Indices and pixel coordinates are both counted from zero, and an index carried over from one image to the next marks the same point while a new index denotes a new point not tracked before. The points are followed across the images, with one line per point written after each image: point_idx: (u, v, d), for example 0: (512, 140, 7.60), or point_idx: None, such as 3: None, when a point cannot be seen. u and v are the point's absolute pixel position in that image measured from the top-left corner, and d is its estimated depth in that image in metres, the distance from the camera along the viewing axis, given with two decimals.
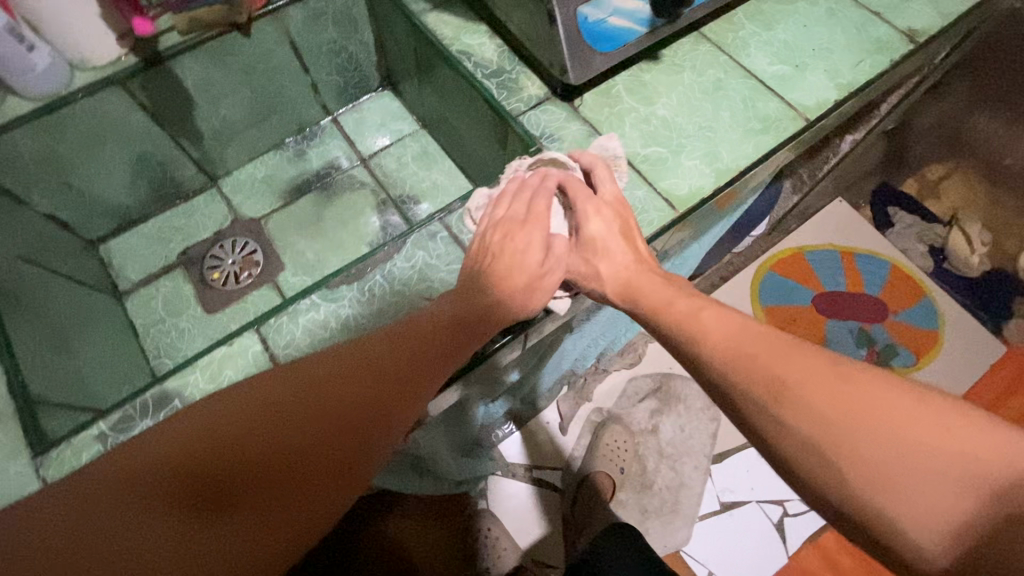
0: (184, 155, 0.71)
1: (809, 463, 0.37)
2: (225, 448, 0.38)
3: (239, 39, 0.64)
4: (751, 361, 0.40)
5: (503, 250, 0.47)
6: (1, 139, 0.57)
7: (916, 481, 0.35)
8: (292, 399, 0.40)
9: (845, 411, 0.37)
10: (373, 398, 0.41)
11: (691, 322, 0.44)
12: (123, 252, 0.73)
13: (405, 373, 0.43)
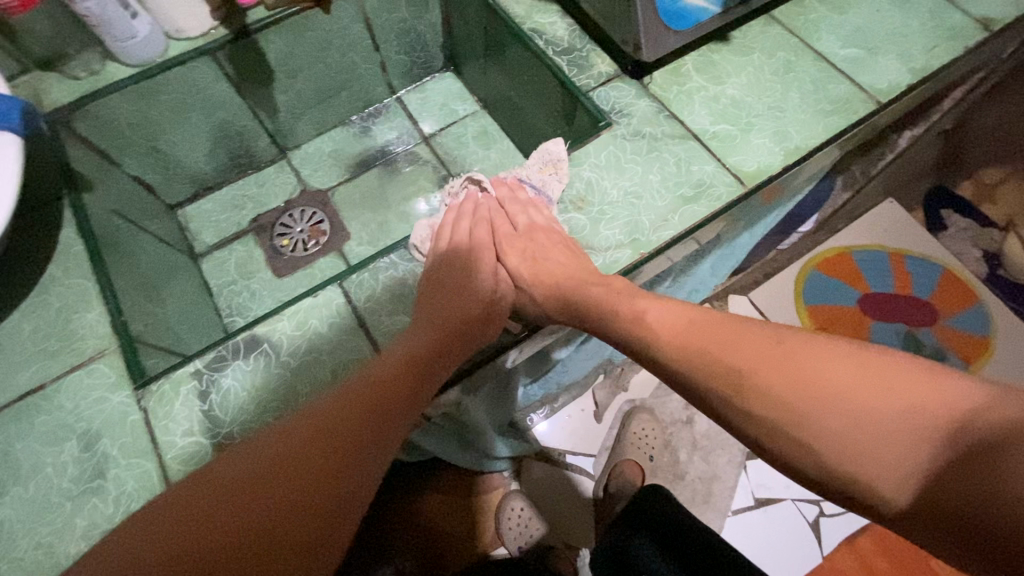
0: (260, 126, 0.75)
1: (778, 441, 0.38)
2: (241, 497, 0.39)
3: (321, 15, 0.67)
4: (701, 355, 0.42)
5: (434, 286, 0.50)
6: (102, 102, 0.61)
7: (875, 437, 0.35)
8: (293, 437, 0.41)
9: (796, 388, 0.38)
10: (372, 424, 0.43)
11: (639, 322, 0.46)
12: (198, 217, 0.77)
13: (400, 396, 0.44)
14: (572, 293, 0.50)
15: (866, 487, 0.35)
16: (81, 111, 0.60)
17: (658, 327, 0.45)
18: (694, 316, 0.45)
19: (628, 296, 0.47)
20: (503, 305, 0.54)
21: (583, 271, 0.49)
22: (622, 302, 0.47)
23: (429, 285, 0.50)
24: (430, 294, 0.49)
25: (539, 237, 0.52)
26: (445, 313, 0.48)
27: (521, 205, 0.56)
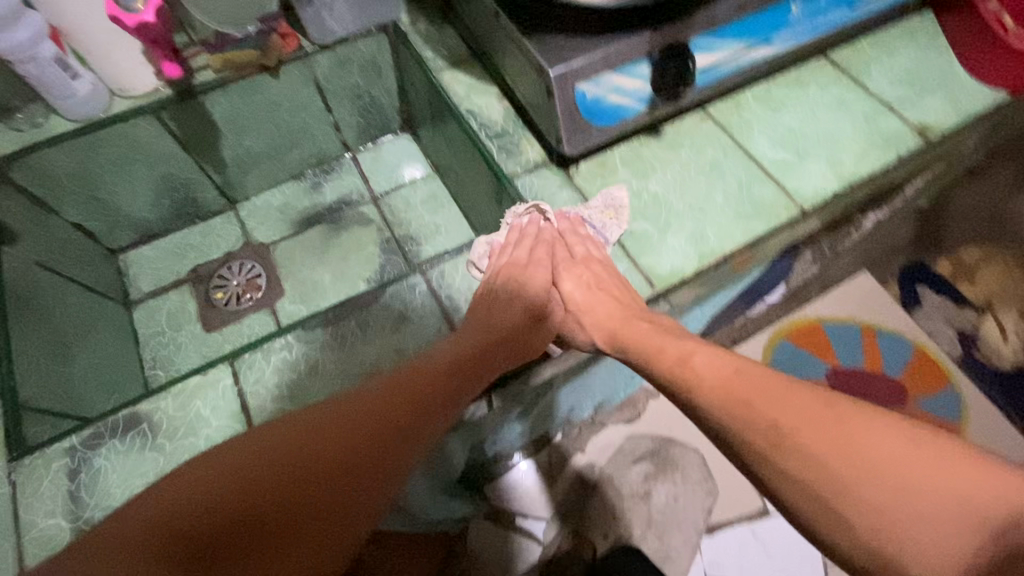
0: (207, 179, 0.75)
1: (813, 508, 0.33)
2: (228, 524, 0.36)
3: (266, 79, 0.68)
4: (747, 409, 0.37)
5: (489, 311, 0.52)
6: (38, 155, 0.62)
7: (917, 522, 0.31)
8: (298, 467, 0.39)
9: (840, 454, 0.33)
10: (380, 461, 0.41)
11: (681, 368, 0.43)
12: (139, 263, 0.77)
13: (408, 431, 0.43)
14: (618, 328, 0.49)
15: (902, 572, 0.31)
16: (14, 163, 0.61)
17: (694, 376, 0.41)
18: (742, 367, 0.40)
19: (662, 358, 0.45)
20: (550, 324, 0.55)
21: (629, 314, 0.50)
22: (660, 348, 0.46)
23: (480, 317, 0.52)
24: (481, 318, 0.52)
25: (599, 271, 0.53)
26: (489, 351, 0.49)
27: (581, 237, 0.55)
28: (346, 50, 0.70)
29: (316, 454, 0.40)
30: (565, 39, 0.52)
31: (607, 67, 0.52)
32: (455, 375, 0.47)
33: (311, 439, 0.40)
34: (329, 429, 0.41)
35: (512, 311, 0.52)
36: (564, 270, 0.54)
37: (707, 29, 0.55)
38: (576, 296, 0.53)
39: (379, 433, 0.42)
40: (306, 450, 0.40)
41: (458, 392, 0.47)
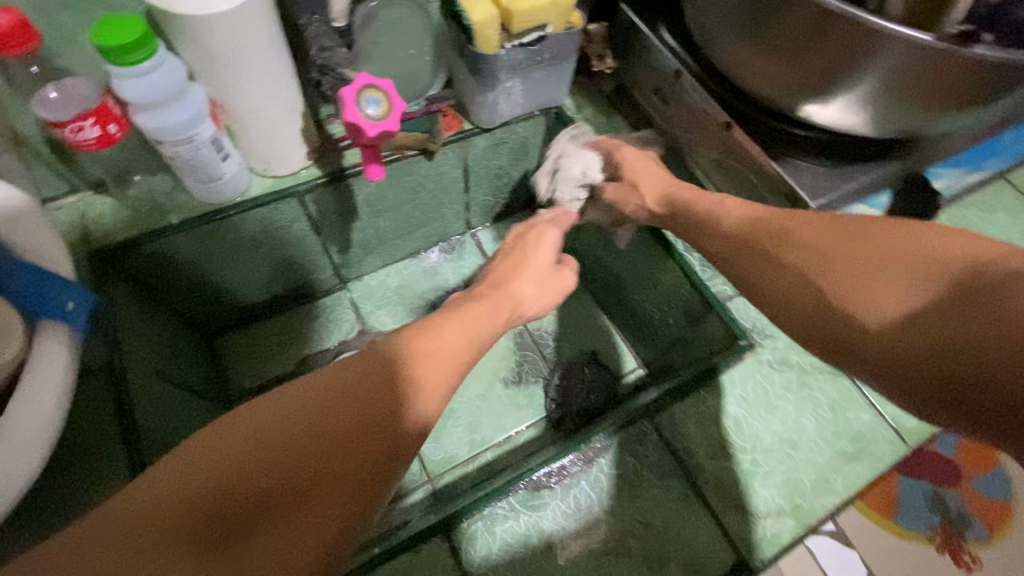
0: (327, 260, 0.66)
1: (783, 280, 0.38)
2: (295, 440, 0.30)
3: (422, 161, 0.60)
4: (764, 236, 0.41)
5: (514, 245, 0.55)
6: (162, 243, 0.52)
7: (884, 281, 0.33)
8: (345, 390, 0.33)
9: (839, 244, 0.37)
10: (422, 381, 0.36)
11: (715, 212, 0.46)
12: (236, 352, 0.66)
13: (451, 354, 0.39)
14: (669, 190, 0.51)
15: (848, 325, 0.34)
16: (136, 250, 0.51)
17: (721, 219, 0.46)
18: (756, 210, 0.43)
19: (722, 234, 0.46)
20: (562, 276, 0.54)
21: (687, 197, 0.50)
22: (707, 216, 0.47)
23: (504, 263, 0.53)
24: (504, 264, 0.53)
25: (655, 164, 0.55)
26: (508, 274, 0.51)
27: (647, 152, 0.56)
28: (503, 133, 0.64)
29: (362, 379, 0.34)
30: (813, 166, 0.49)
31: (854, 195, 0.49)
32: (485, 304, 0.46)
33: (354, 366, 0.35)
34: (369, 356, 0.36)
35: (531, 254, 0.54)
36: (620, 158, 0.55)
37: (943, 158, 0.52)
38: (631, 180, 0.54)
39: (425, 354, 0.37)
40: (353, 373, 0.34)
41: (489, 329, 0.44)
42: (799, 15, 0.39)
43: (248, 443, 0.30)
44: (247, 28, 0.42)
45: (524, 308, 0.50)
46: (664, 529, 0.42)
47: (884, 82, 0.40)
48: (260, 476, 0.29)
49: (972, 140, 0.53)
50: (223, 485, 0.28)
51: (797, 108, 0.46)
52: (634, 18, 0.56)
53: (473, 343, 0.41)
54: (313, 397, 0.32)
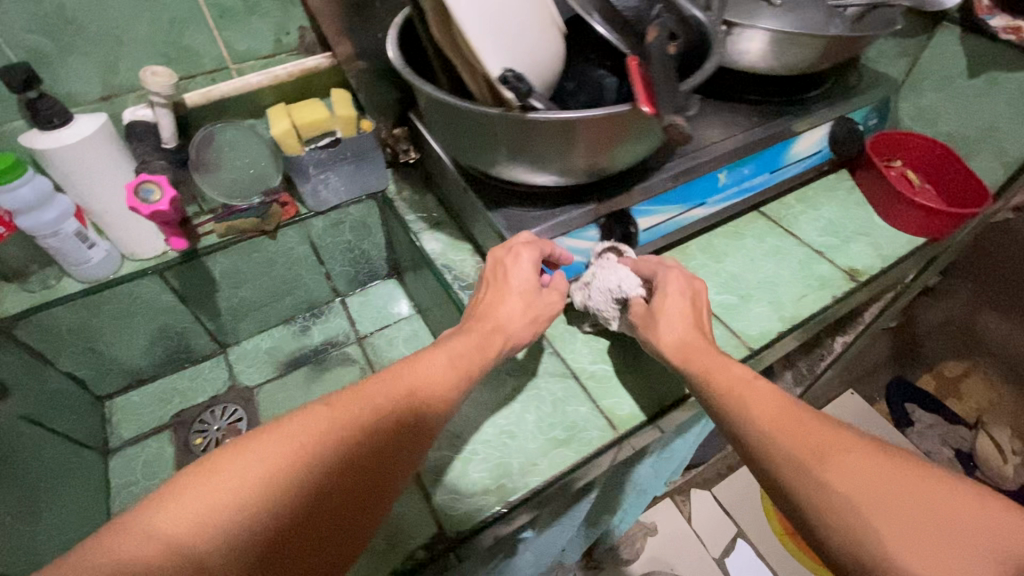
0: (201, 327, 0.80)
1: (855, 508, 0.37)
2: (339, 459, 0.39)
3: (265, 240, 0.76)
4: (784, 410, 0.44)
5: (497, 270, 0.57)
6: (45, 315, 0.67)
7: (935, 532, 0.36)
8: (346, 427, 0.41)
9: (897, 488, 0.38)
10: (409, 422, 0.44)
11: (743, 385, 0.47)
12: (124, 409, 0.79)
13: (427, 395, 0.46)
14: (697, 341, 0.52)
15: None
16: (23, 321, 0.65)
17: (733, 402, 0.46)
18: (774, 399, 0.45)
19: (729, 376, 0.48)
20: (547, 301, 0.57)
21: (665, 326, 0.53)
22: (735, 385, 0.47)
23: (485, 298, 0.56)
24: (491, 297, 0.56)
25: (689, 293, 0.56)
26: (496, 301, 0.56)
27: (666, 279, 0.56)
28: (338, 215, 0.80)
29: (360, 418, 0.42)
30: (524, 213, 0.61)
31: (554, 236, 0.60)
32: (475, 338, 0.52)
33: (357, 403, 0.42)
34: (364, 393, 0.43)
35: (513, 284, 0.55)
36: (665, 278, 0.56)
37: (647, 198, 0.64)
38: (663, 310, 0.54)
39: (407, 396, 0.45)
40: (356, 412, 0.42)
41: (477, 366, 0.50)
42: (475, 118, 0.51)
43: (281, 464, 0.37)
44: (91, 154, 0.60)
45: (514, 340, 0.55)
46: None
47: (554, 145, 0.52)
48: (291, 494, 0.37)
49: (673, 182, 0.65)
50: (284, 495, 0.36)
51: (510, 173, 0.58)
52: (415, 121, 0.74)
53: (451, 377, 0.48)
54: (323, 429, 0.40)
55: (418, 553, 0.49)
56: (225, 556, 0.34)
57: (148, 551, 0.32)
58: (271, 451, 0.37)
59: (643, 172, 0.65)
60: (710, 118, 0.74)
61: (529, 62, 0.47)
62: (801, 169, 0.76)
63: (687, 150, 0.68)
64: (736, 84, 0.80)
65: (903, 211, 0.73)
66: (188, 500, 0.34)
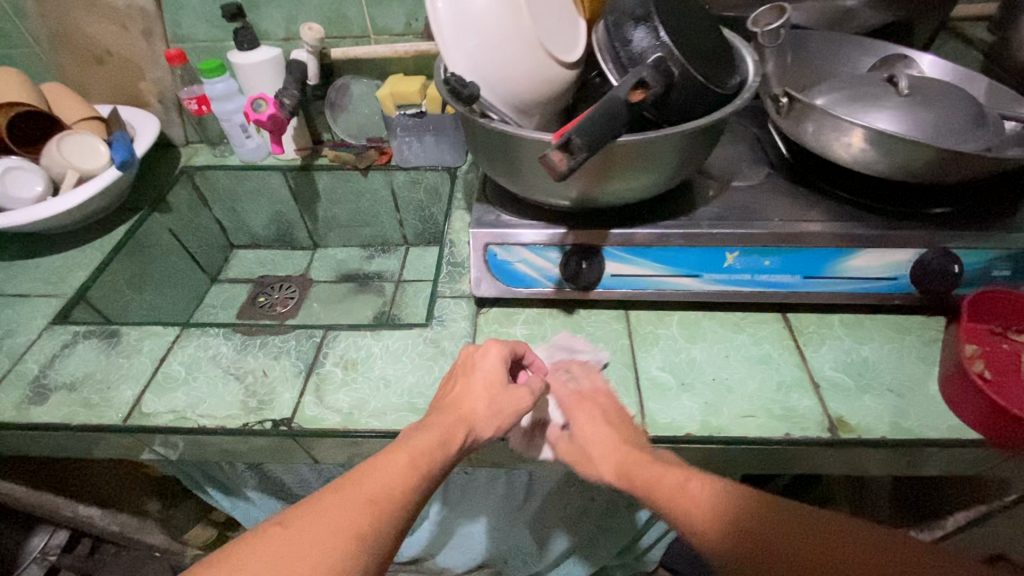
0: (303, 223, 1.04)
1: None
2: None
3: (355, 174, 0.95)
4: (745, 530, 0.42)
5: (463, 366, 0.57)
6: (212, 173, 0.97)
7: None
8: (297, 548, 0.39)
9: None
10: (371, 531, 0.41)
11: (681, 496, 0.46)
12: (239, 258, 1.07)
13: (389, 499, 0.43)
14: (624, 464, 0.51)
15: None
16: (198, 172, 0.96)
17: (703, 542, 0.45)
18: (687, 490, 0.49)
19: (660, 477, 0.49)
20: (521, 398, 0.55)
21: (599, 461, 0.53)
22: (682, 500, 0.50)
23: (444, 389, 0.56)
24: (452, 389, 0.55)
25: (606, 409, 0.56)
26: (462, 393, 0.54)
27: (588, 405, 0.57)
28: (416, 175, 0.94)
29: (309, 537, 0.40)
30: (501, 214, 0.66)
31: (516, 244, 0.64)
32: (431, 433, 0.49)
33: (304, 520, 0.41)
34: (319, 506, 0.42)
35: (474, 379, 0.55)
36: (574, 415, 0.56)
37: (621, 243, 0.62)
38: (586, 446, 0.54)
39: (369, 502, 0.42)
40: (306, 531, 0.40)
41: (440, 466, 0.47)
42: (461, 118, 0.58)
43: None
44: (260, 73, 0.84)
45: (479, 436, 0.52)
46: (271, 380, 0.62)
47: (515, 158, 0.56)
48: None
49: (661, 239, 0.62)
50: None
51: (493, 175, 0.63)
52: None
53: (415, 481, 0.45)
54: (270, 554, 0.39)
55: (267, 423, 0.59)
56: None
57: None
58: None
59: (632, 220, 0.64)
60: (761, 196, 0.66)
61: (480, 75, 0.52)
62: (854, 289, 0.63)
63: (700, 217, 0.64)
64: (827, 178, 0.68)
65: (968, 397, 0.55)
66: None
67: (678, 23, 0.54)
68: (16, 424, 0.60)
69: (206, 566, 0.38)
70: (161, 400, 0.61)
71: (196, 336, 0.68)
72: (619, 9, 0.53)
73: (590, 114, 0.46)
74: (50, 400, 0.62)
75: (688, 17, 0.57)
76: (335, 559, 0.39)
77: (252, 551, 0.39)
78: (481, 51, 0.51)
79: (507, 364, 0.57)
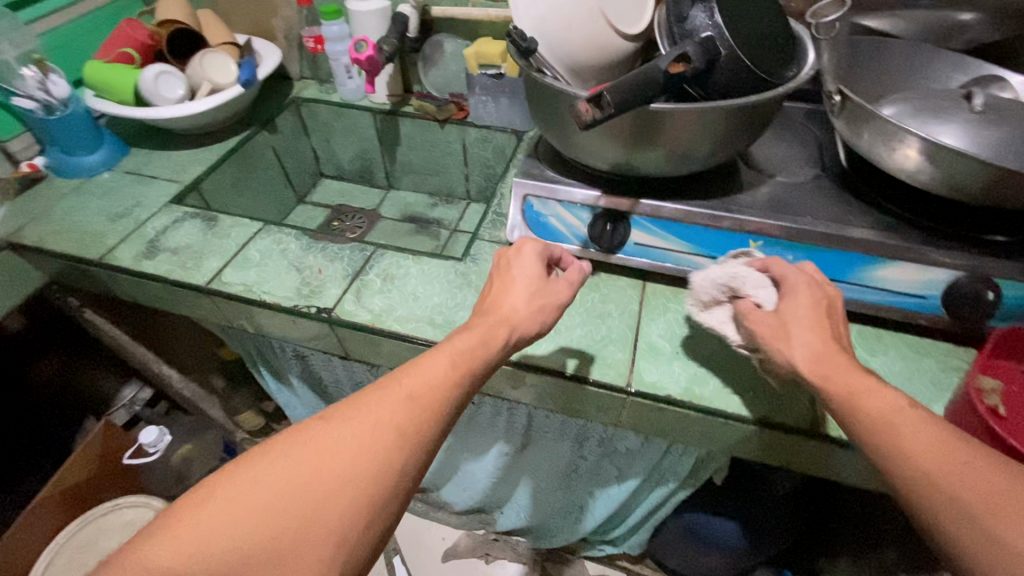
0: (382, 164, 1.16)
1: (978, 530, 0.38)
2: (342, 459, 0.46)
3: (434, 125, 1.04)
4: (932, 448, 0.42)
5: (505, 266, 0.63)
6: (315, 106, 1.10)
7: None
8: (349, 433, 0.47)
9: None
10: (414, 421, 0.49)
11: (873, 407, 0.45)
12: (324, 186, 1.21)
13: (425, 394, 0.50)
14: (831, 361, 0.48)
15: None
16: (305, 103, 1.10)
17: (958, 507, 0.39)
18: (927, 437, 0.42)
19: (860, 382, 0.47)
20: (557, 291, 0.61)
21: (799, 346, 0.50)
22: (899, 428, 0.43)
23: (492, 285, 0.62)
24: (500, 287, 0.61)
25: (821, 302, 0.53)
26: (501, 295, 0.60)
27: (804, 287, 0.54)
28: (487, 133, 1.02)
29: (358, 424, 0.48)
30: (545, 170, 0.72)
31: (552, 198, 0.69)
32: (474, 339, 0.55)
33: (356, 409, 0.49)
34: (364, 402, 0.49)
35: (516, 277, 0.61)
36: (792, 294, 0.53)
37: (649, 213, 0.66)
38: (790, 328, 0.51)
39: (408, 400, 0.49)
40: (355, 420, 0.48)
41: (477, 366, 0.53)
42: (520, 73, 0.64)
43: (300, 469, 0.46)
44: (369, 22, 0.95)
45: (524, 327, 0.58)
46: (323, 276, 0.73)
47: (561, 115, 0.61)
48: (346, 510, 0.45)
49: (688, 215, 0.64)
50: (325, 502, 0.45)
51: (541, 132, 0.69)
52: None
53: (456, 380, 0.52)
54: (329, 433, 0.48)
55: (311, 308, 0.69)
56: (250, 553, 0.42)
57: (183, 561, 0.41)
58: (278, 466, 0.46)
59: (665, 195, 0.67)
60: (802, 193, 0.67)
61: (540, 27, 0.58)
62: (878, 301, 0.62)
63: (733, 202, 0.65)
64: (878, 188, 0.66)
65: (962, 422, 0.54)
66: (207, 509, 0.44)
67: (743, 6, 0.56)
68: (130, 270, 0.76)
69: (283, 436, 0.48)
70: (237, 275, 0.74)
71: (273, 231, 0.81)
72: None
73: (627, 77, 0.50)
74: (157, 258, 0.77)
75: (756, 3, 0.58)
76: (385, 442, 0.47)
77: (315, 430, 0.48)
78: (545, 6, 0.57)
79: (544, 261, 0.63)
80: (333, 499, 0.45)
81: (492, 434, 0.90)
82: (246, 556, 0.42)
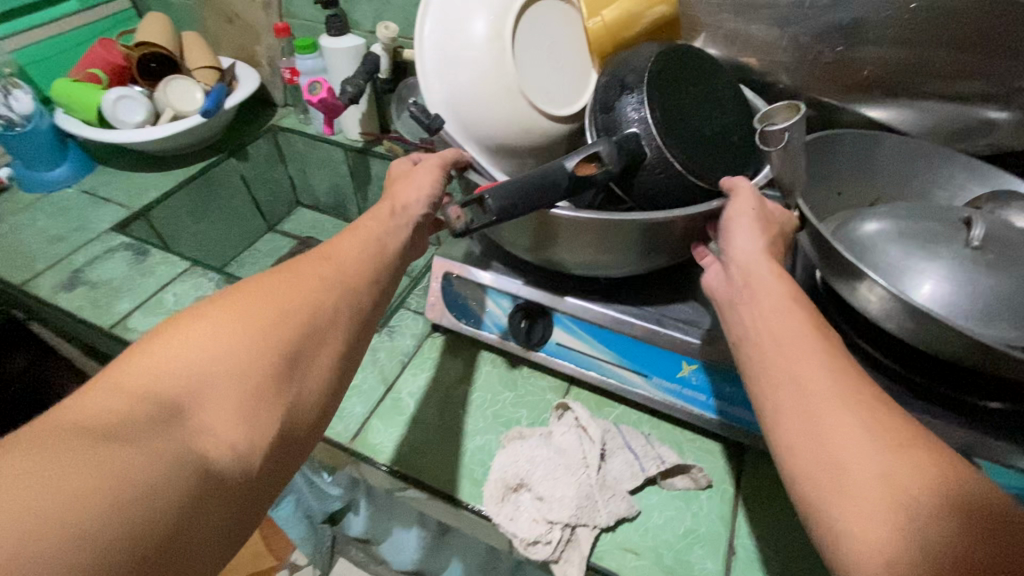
0: (356, 200, 1.11)
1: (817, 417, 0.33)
2: (261, 310, 0.40)
3: None
4: (789, 355, 0.36)
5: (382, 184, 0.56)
6: (292, 137, 1.07)
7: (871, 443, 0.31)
8: (265, 290, 0.42)
9: (856, 407, 0.32)
10: (340, 279, 0.45)
11: (760, 317, 0.38)
12: (299, 216, 1.18)
13: (331, 271, 0.45)
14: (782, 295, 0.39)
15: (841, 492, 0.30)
16: (282, 133, 1.08)
17: (827, 437, 0.32)
18: (817, 353, 0.35)
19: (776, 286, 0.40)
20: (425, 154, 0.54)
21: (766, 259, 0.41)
22: (794, 348, 0.36)
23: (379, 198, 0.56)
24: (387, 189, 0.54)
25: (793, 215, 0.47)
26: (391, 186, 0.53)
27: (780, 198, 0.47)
28: None
29: (273, 286, 0.42)
30: (472, 247, 0.65)
31: (473, 280, 0.62)
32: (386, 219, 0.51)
33: (266, 279, 0.43)
34: (275, 272, 0.44)
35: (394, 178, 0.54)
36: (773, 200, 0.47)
37: (573, 313, 0.57)
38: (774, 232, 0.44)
39: (327, 262, 0.46)
40: (270, 282, 0.43)
41: (387, 243, 0.49)
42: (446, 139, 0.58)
43: (211, 320, 0.38)
44: (340, 60, 0.90)
45: (409, 205, 0.51)
46: None
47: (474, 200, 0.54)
48: (267, 357, 0.38)
49: (617, 324, 0.55)
50: (244, 345, 0.38)
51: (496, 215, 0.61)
52: None
53: (381, 254, 0.49)
54: (243, 293, 0.41)
55: None
56: (160, 394, 0.34)
57: (65, 503, 0.27)
58: (185, 321, 0.38)
59: (597, 294, 0.58)
60: None
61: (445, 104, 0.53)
62: None
63: (667, 313, 0.57)
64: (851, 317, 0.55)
65: None
66: (64, 431, 0.30)
67: (681, 98, 0.48)
68: (46, 301, 0.73)
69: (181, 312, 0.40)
70: (144, 320, 0.70)
71: (197, 274, 0.76)
72: (622, 68, 0.50)
73: (517, 179, 0.43)
74: (73, 291, 0.74)
75: (704, 94, 0.50)
76: (306, 297, 0.42)
77: (221, 298, 0.41)
78: (453, 83, 0.52)
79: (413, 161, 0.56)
80: (249, 380, 0.37)
81: (412, 516, 0.82)
82: (144, 401, 0.33)
